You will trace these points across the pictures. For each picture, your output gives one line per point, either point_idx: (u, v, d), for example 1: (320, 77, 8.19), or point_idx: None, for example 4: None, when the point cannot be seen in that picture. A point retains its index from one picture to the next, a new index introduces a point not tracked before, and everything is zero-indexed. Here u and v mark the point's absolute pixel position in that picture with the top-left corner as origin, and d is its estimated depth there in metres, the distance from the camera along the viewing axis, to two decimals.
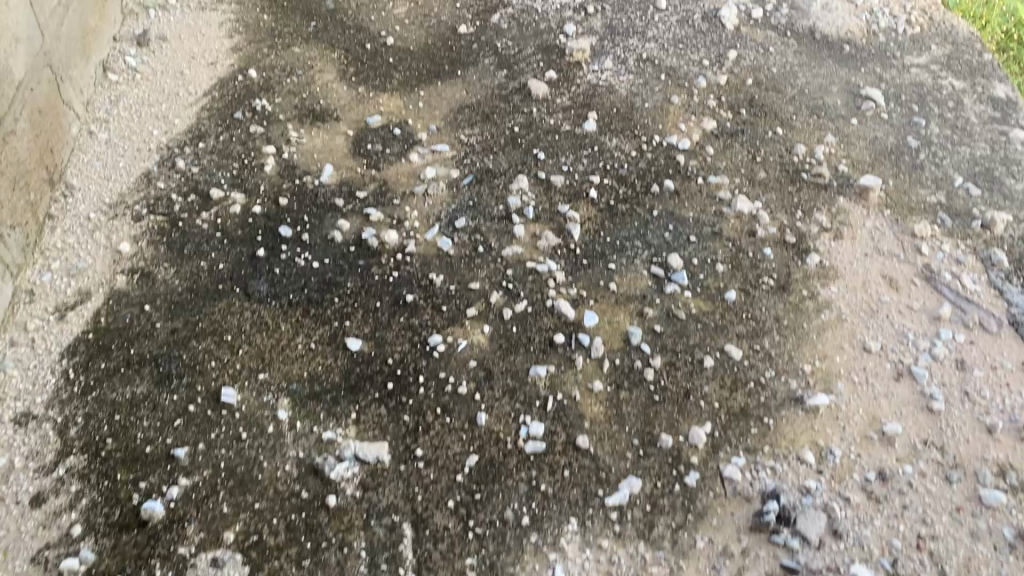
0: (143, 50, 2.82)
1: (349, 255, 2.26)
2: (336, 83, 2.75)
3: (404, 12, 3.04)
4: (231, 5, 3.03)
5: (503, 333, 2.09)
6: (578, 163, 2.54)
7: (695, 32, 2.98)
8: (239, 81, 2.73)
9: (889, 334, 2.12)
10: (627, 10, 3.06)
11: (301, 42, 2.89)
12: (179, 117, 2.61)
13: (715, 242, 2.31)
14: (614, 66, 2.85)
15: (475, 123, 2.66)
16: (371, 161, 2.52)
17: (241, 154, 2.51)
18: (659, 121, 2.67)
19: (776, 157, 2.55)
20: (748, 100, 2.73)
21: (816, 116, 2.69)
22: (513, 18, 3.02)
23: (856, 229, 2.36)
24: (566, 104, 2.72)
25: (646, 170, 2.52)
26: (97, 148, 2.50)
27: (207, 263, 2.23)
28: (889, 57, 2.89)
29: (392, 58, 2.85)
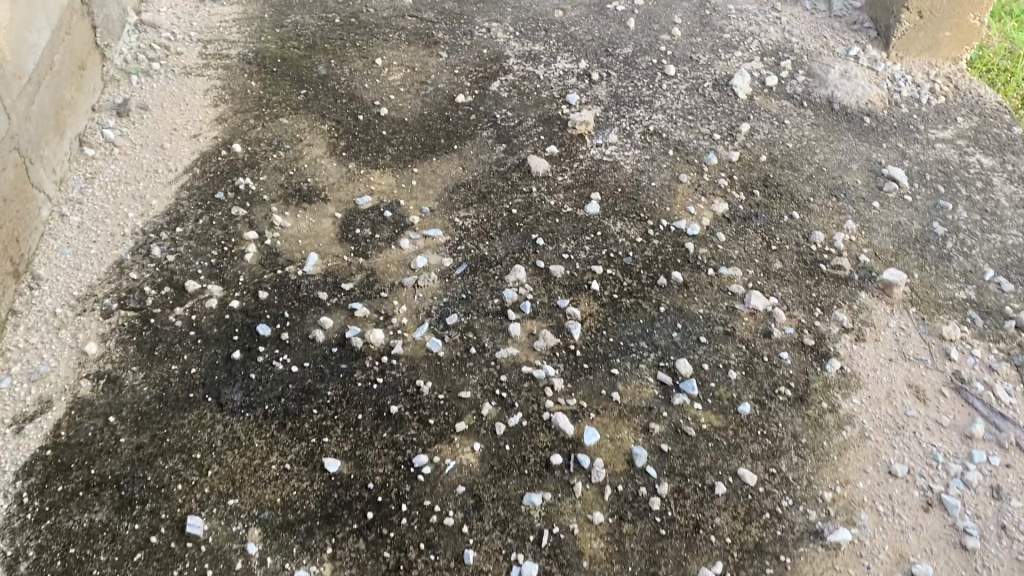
0: (122, 121, 2.68)
1: (330, 357, 2.09)
2: (325, 159, 2.60)
3: (399, 78, 2.89)
4: (218, 71, 2.89)
5: (495, 453, 1.91)
6: (579, 250, 2.36)
7: (706, 102, 2.82)
8: (222, 156, 2.59)
9: (917, 455, 1.94)
10: (634, 78, 2.91)
11: (290, 112, 2.75)
12: (157, 197, 2.46)
13: (727, 344, 2.14)
14: (620, 139, 2.70)
15: (471, 204, 2.49)
16: (357, 247, 2.36)
17: (221, 240, 2.36)
18: (667, 201, 2.50)
19: (792, 245, 2.39)
20: (762, 179, 2.57)
21: (834, 198, 2.52)
22: (514, 86, 2.88)
23: (879, 330, 2.19)
24: (568, 182, 2.56)
25: (653, 259, 2.34)
26: (69, 233, 2.35)
27: (178, 367, 2.07)
28: (913, 130, 2.74)
29: (385, 130, 2.71)
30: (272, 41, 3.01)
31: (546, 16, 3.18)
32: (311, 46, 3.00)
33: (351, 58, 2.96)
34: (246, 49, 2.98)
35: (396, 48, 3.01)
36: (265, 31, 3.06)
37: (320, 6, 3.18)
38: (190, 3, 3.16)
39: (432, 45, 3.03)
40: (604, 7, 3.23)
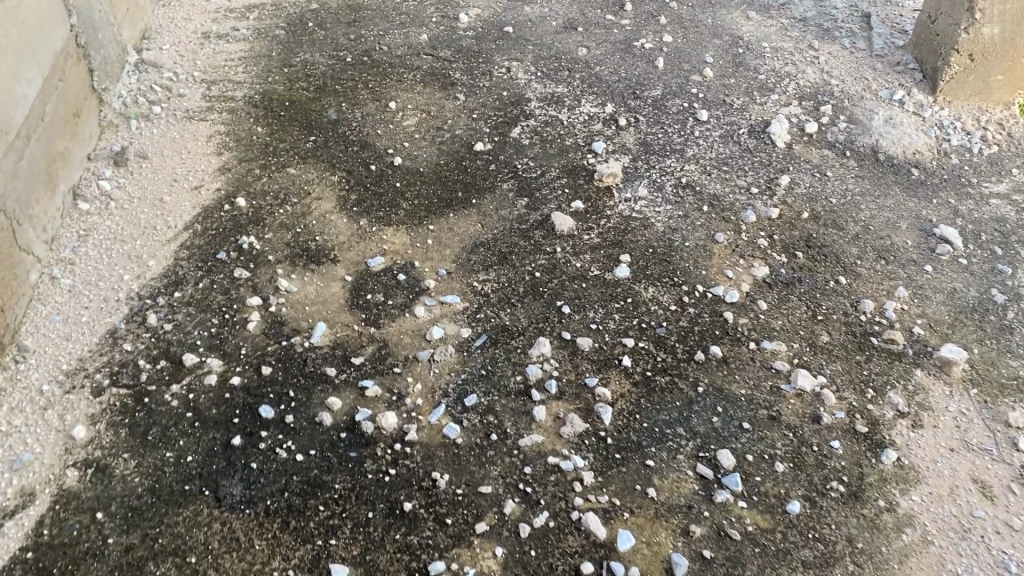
0: (119, 171, 2.52)
1: (338, 445, 1.91)
2: (336, 214, 2.44)
3: (414, 124, 2.73)
4: (222, 114, 2.73)
5: (519, 558, 1.71)
6: (609, 320, 2.18)
7: (741, 151, 2.64)
8: (225, 211, 2.43)
9: (987, 563, 1.72)
10: (664, 123, 2.74)
11: (298, 161, 2.58)
12: (155, 257, 2.30)
13: (772, 431, 1.96)
14: (650, 193, 2.52)
15: (491, 265, 2.31)
16: (368, 315, 2.18)
17: (222, 307, 2.19)
18: (703, 263, 2.32)
19: (839, 315, 2.21)
20: (804, 239, 2.39)
21: (883, 260, 2.34)
22: (536, 133, 2.72)
23: (939, 414, 2.00)
24: (595, 242, 2.38)
25: (690, 330, 2.15)
26: (59, 299, 2.18)
27: (173, 454, 1.89)
28: (965, 185, 2.55)
29: (399, 182, 2.54)
30: (279, 83, 2.85)
31: (569, 54, 3.00)
32: (321, 87, 2.84)
33: (364, 102, 2.79)
34: (252, 91, 2.82)
35: (411, 91, 2.84)
36: (273, 71, 2.89)
37: (331, 43, 3.01)
38: (194, 40, 3.00)
39: (449, 87, 2.86)
40: (631, 44, 3.05)
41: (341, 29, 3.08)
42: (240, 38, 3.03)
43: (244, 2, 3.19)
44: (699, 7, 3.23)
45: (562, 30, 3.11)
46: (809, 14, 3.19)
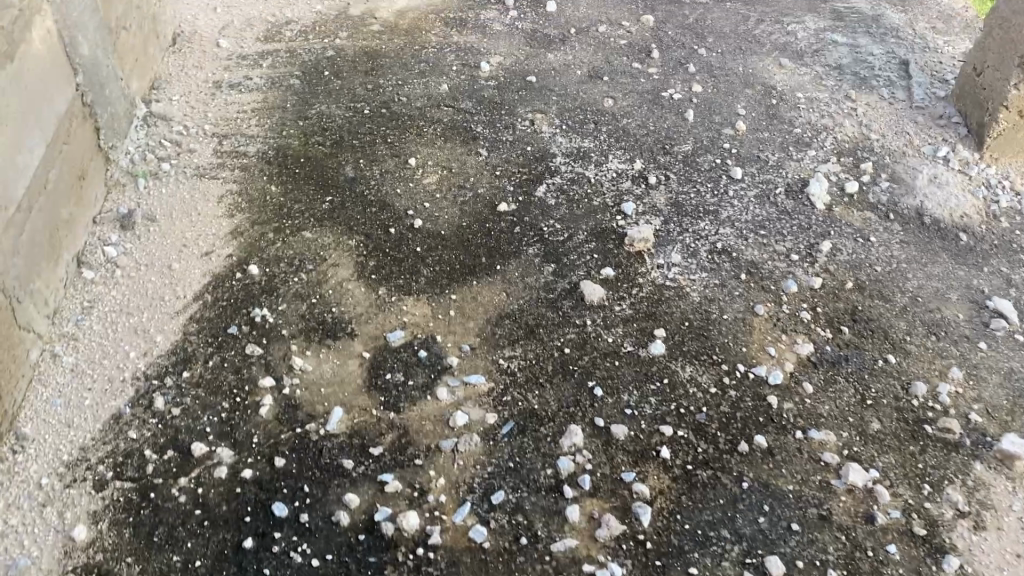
0: (126, 235, 2.40)
1: (357, 548, 1.78)
2: (353, 282, 2.31)
3: (434, 182, 2.61)
4: (234, 172, 2.62)
5: None
6: (644, 403, 2.04)
7: (779, 213, 2.51)
8: (237, 280, 2.31)
9: None
10: (696, 181, 2.61)
11: (314, 223, 2.46)
12: (162, 332, 2.18)
13: (823, 533, 1.82)
14: (684, 258, 2.38)
15: (517, 340, 2.17)
16: (387, 397, 2.04)
17: (233, 388, 2.06)
18: (743, 339, 2.18)
19: (890, 399, 2.07)
20: (849, 311, 2.25)
21: (934, 336, 2.20)
22: (562, 191, 2.59)
23: (1002, 515, 1.86)
24: (628, 313, 2.24)
25: (731, 416, 2.02)
26: (61, 379, 2.07)
27: (179, 558, 1.76)
28: (1017, 251, 2.41)
29: (419, 246, 2.41)
30: (294, 137, 2.74)
31: (595, 105, 2.89)
32: (337, 143, 2.72)
33: (382, 158, 2.68)
34: (265, 146, 2.70)
35: (432, 146, 2.73)
36: (287, 125, 2.78)
37: (348, 94, 2.90)
38: (204, 90, 2.89)
39: (470, 142, 2.75)
40: (659, 94, 2.93)
41: (357, 78, 2.97)
42: (252, 88, 2.92)
43: (256, 48, 3.08)
44: (729, 53, 3.10)
45: (586, 80, 2.99)
46: (844, 61, 3.06)
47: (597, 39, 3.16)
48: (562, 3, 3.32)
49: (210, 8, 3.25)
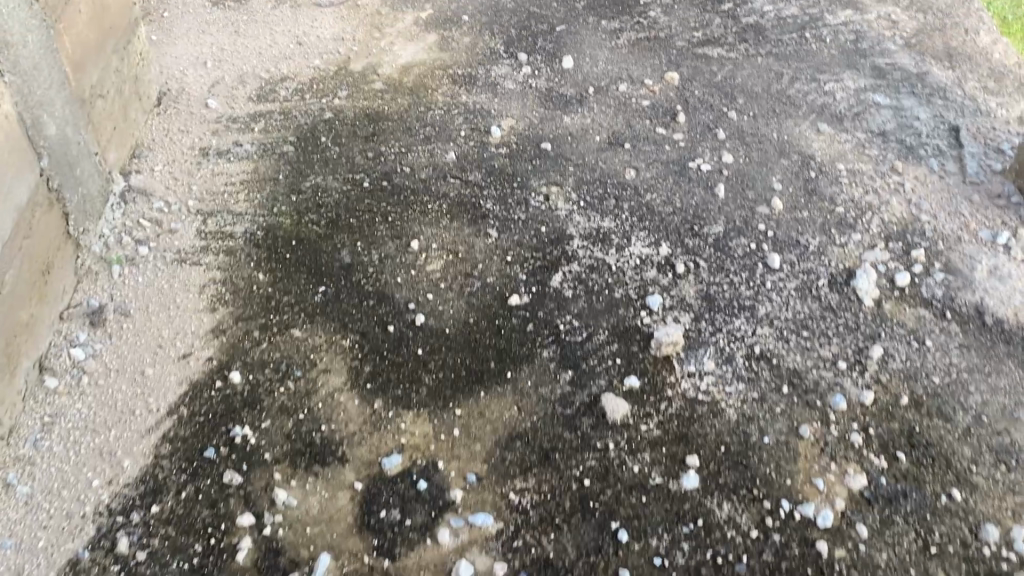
0: (97, 334, 2.17)
1: None
2: (346, 394, 2.06)
3: (439, 269, 2.35)
4: (219, 256, 2.37)
5: None
6: (675, 551, 1.77)
7: (822, 310, 2.25)
8: (217, 391, 2.07)
9: None
10: (729, 270, 2.35)
11: (304, 320, 2.22)
12: (131, 454, 1.94)
13: None
14: (718, 366, 2.12)
15: (530, 469, 1.91)
16: (381, 541, 1.79)
17: (207, 527, 1.81)
18: (786, 468, 1.93)
19: (957, 546, 1.80)
20: (905, 434, 1.99)
21: (1004, 466, 1.93)
22: (580, 280, 2.33)
23: None
24: (655, 434, 1.98)
25: (776, 567, 1.75)
26: (13, 514, 1.82)
27: None
28: None
29: (421, 347, 2.16)
30: (286, 214, 2.50)
31: (616, 178, 2.64)
32: (334, 221, 2.48)
33: (382, 240, 2.43)
34: (254, 226, 2.46)
35: (437, 225, 2.48)
36: (279, 200, 2.54)
37: (346, 163, 2.67)
38: (190, 158, 2.66)
39: (479, 220, 2.51)
40: (685, 165, 2.68)
41: (357, 144, 2.73)
42: (242, 156, 2.68)
43: (248, 109, 2.84)
44: (761, 116, 2.85)
45: (606, 147, 2.75)
46: (888, 126, 2.80)
47: (617, 100, 2.92)
48: (578, 58, 3.08)
49: (199, 62, 3.01)
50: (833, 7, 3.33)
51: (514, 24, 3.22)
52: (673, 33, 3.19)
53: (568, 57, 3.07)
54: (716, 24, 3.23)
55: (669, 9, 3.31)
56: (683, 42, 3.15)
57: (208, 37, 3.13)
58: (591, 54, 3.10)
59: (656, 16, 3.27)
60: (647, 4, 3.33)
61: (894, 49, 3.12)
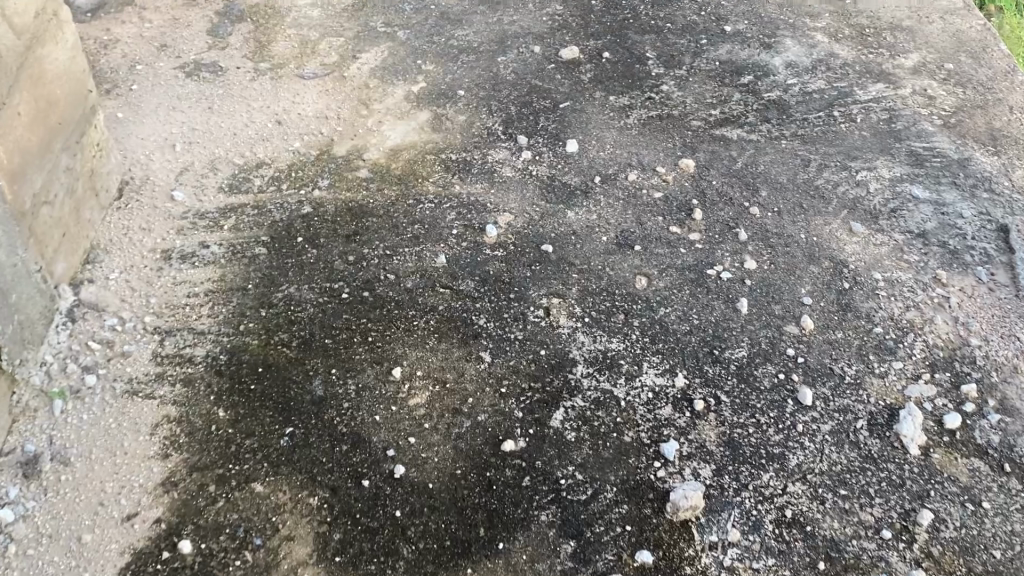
0: (29, 489, 1.88)
1: None
2: (311, 570, 1.76)
3: (423, 404, 2.06)
4: (175, 387, 2.10)
5: None
6: None
7: (861, 461, 1.96)
8: (163, 563, 1.77)
9: None
10: (755, 407, 2.06)
11: (267, 471, 1.93)
12: None
13: None
14: (743, 535, 1.83)
15: None
16: None
17: None
18: None
19: None
20: None
21: None
22: (584, 418, 2.03)
23: None
24: None
25: None
26: None
27: None
28: None
29: (399, 508, 1.86)
30: (253, 333, 2.22)
31: (624, 287, 2.35)
32: (306, 342, 2.19)
33: (360, 366, 2.14)
34: (216, 347, 2.19)
35: (422, 346, 2.19)
36: (246, 315, 2.27)
37: (324, 269, 2.38)
38: (150, 264, 2.39)
39: (469, 341, 2.21)
40: (702, 271, 2.39)
41: (338, 245, 2.46)
42: (209, 260, 2.41)
43: (218, 202, 2.58)
44: (787, 212, 2.57)
45: (613, 249, 2.47)
46: (928, 225, 2.53)
47: (626, 191, 2.65)
48: (584, 141, 2.82)
49: (168, 145, 2.76)
50: (864, 79, 3.05)
51: (514, 100, 2.96)
52: (687, 111, 2.93)
53: (572, 140, 2.81)
54: (734, 100, 2.96)
55: (683, 82, 3.04)
56: (698, 122, 2.88)
57: (179, 114, 2.88)
58: (598, 136, 2.84)
59: (668, 90, 3.01)
60: (659, 76, 3.07)
61: (932, 131, 2.84)
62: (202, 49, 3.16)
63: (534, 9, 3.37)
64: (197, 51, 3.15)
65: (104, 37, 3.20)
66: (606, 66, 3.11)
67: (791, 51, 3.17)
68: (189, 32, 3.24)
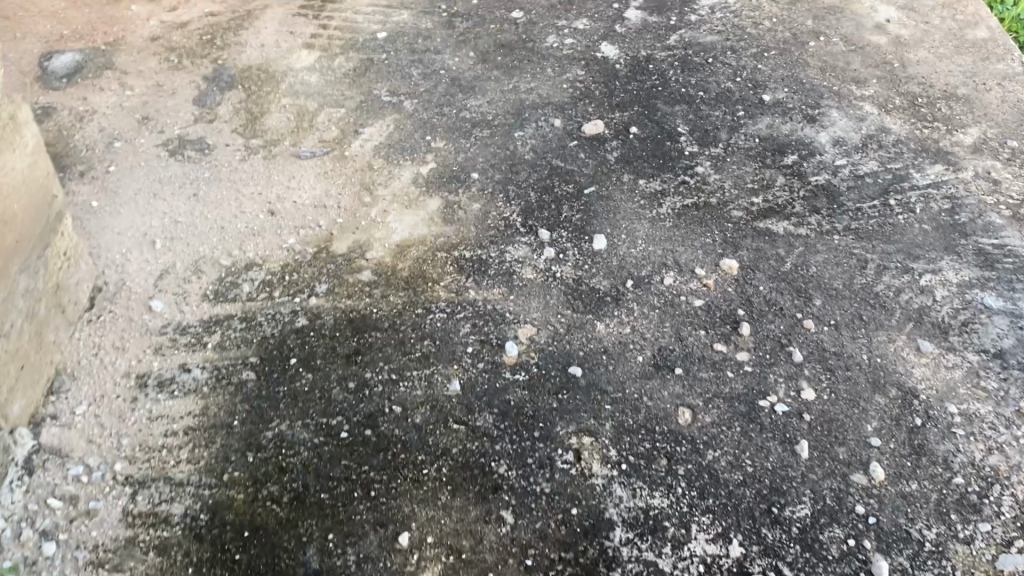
0: None
1: None
2: None
3: None
4: (146, 556, 1.80)
5: None
6: None
7: None
8: None
9: None
10: None
11: None
12: None
13: None
14: None
15: None
16: None
17: None
18: None
19: None
20: None
21: None
22: None
23: None
24: None
25: None
26: None
27: None
28: None
29: None
30: (239, 484, 1.93)
31: (666, 423, 2.05)
32: (300, 498, 1.90)
33: (361, 530, 1.84)
34: (195, 503, 1.89)
35: (434, 503, 1.89)
36: (231, 460, 1.97)
37: (320, 401, 2.08)
38: (122, 393, 2.09)
39: (488, 495, 1.90)
40: (753, 402, 2.09)
41: (337, 368, 2.15)
42: (190, 388, 2.11)
43: (202, 313, 2.29)
44: (844, 326, 2.28)
45: (651, 372, 2.16)
46: (1005, 342, 2.24)
47: (662, 298, 2.34)
48: (613, 235, 2.52)
49: (148, 241, 2.47)
50: (920, 159, 2.76)
51: (534, 184, 2.68)
52: (726, 198, 2.63)
53: (600, 235, 2.52)
54: (778, 185, 2.67)
55: (720, 163, 2.75)
56: (739, 212, 2.59)
57: (161, 203, 2.59)
58: (629, 228, 2.55)
59: (704, 173, 2.72)
60: (693, 155, 2.78)
61: (1001, 223, 2.55)
62: (189, 122, 2.88)
63: (553, 74, 3.10)
64: (184, 125, 2.86)
65: (81, 108, 2.92)
66: (634, 143, 2.82)
67: (837, 125, 2.88)
68: (175, 101, 2.95)
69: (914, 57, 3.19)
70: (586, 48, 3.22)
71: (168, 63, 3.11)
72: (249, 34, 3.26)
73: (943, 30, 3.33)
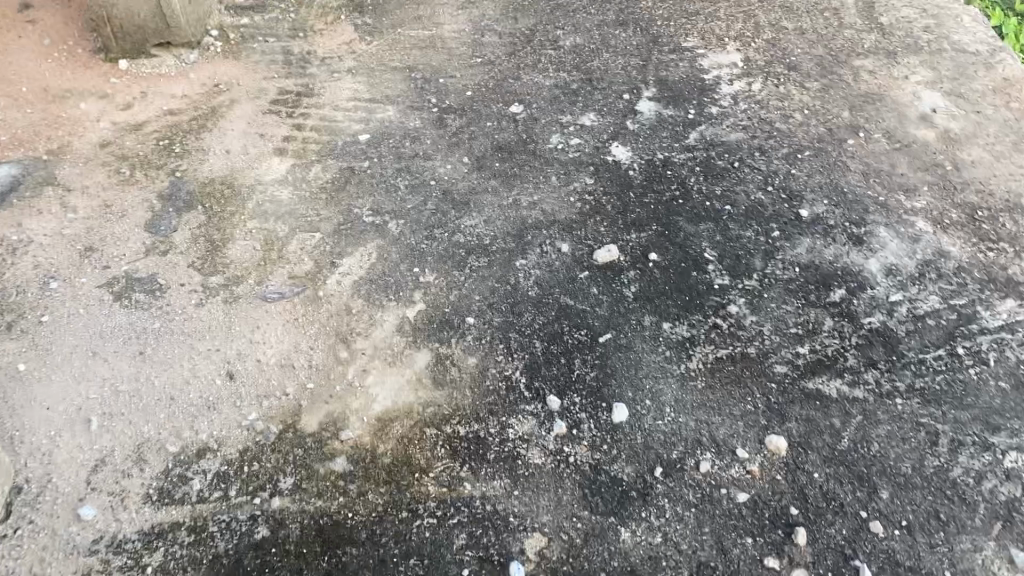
0: None
1: None
2: None
3: None
4: None
5: None
6: None
7: None
8: None
9: None
10: None
11: None
12: None
13: None
14: None
15: None
16: None
17: None
18: None
19: None
20: None
21: None
22: None
23: None
24: None
25: None
26: None
27: None
28: None
29: None
30: None
31: None
32: None
33: None
34: None
35: None
36: None
37: None
38: None
39: None
40: None
41: None
42: None
43: (141, 522, 1.88)
44: (920, 528, 1.87)
45: None
46: None
47: (698, 490, 1.94)
48: (635, 401, 2.13)
49: (81, 419, 2.07)
50: (988, 293, 2.37)
51: (539, 331, 2.29)
52: (765, 347, 2.24)
53: (619, 402, 2.12)
54: (826, 330, 2.28)
55: (756, 300, 2.36)
56: (782, 368, 2.19)
57: (100, 365, 2.19)
58: (653, 391, 2.15)
59: (738, 313, 2.33)
60: (724, 289, 2.39)
61: None
62: (138, 254, 2.48)
63: (558, 184, 2.72)
64: (132, 258, 2.47)
65: (13, 235, 2.51)
66: (654, 275, 2.43)
67: (888, 248, 2.49)
68: (123, 226, 2.56)
69: (968, 157, 2.81)
70: (595, 150, 2.84)
71: (118, 176, 2.72)
72: (212, 138, 2.87)
73: (998, 122, 2.95)
